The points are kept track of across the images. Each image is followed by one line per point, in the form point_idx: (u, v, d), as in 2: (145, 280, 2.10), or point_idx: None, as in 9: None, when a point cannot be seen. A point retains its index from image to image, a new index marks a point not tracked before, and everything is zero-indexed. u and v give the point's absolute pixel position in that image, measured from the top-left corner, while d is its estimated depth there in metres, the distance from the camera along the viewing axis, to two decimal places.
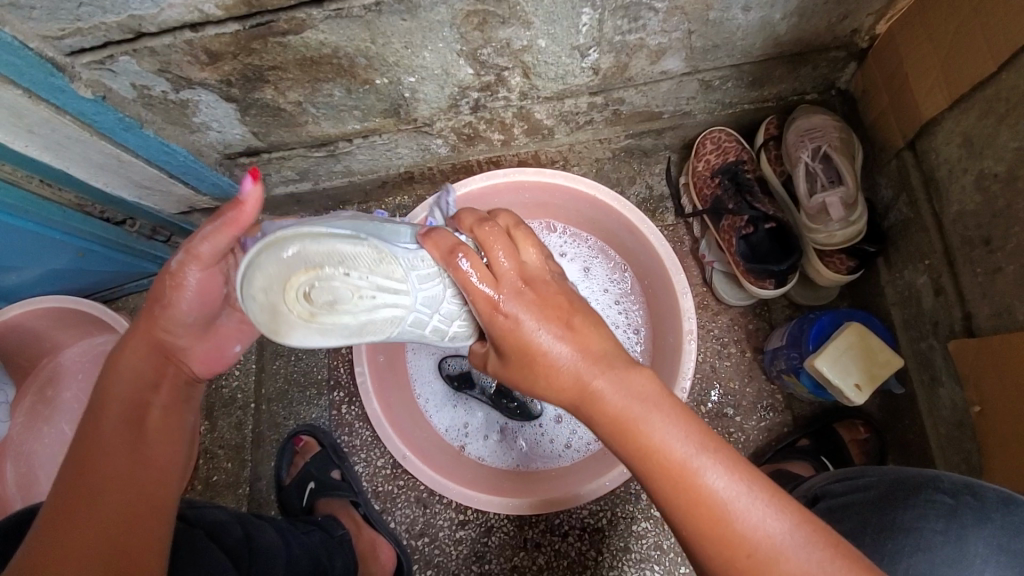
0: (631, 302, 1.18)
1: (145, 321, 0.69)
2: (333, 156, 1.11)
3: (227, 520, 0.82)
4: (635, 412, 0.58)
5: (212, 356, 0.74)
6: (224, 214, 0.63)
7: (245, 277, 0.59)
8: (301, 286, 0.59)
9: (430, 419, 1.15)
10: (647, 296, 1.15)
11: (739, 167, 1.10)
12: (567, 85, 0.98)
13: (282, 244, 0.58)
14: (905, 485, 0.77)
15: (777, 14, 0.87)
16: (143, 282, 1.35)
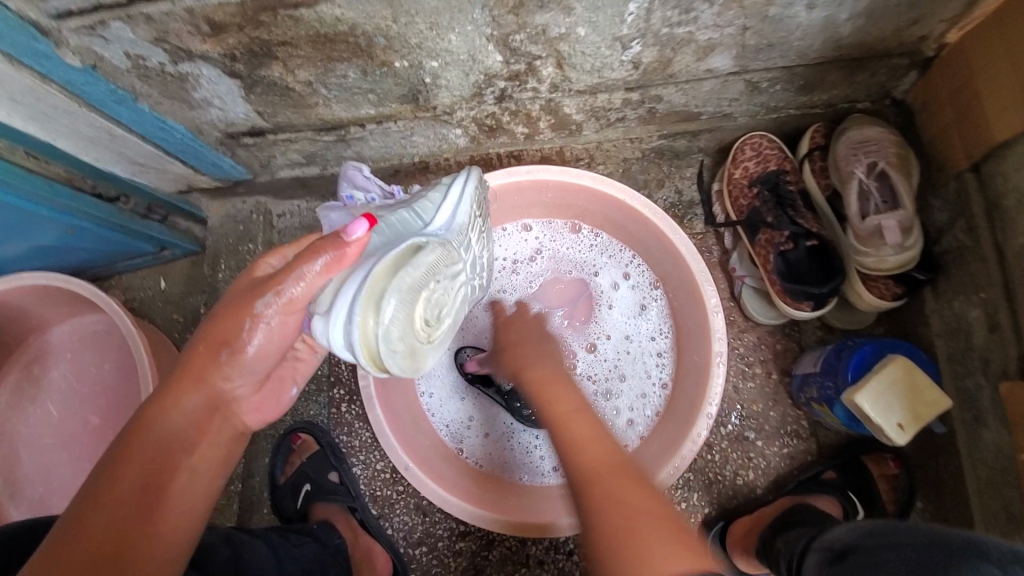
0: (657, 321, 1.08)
1: (196, 361, 0.61)
2: (344, 141, 1.03)
3: (215, 535, 0.76)
4: (569, 381, 0.79)
5: (264, 405, 0.69)
6: (320, 253, 0.59)
7: (384, 334, 0.63)
8: (422, 313, 0.66)
9: (433, 411, 1.08)
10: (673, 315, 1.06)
11: (780, 177, 1.02)
12: (603, 78, 0.90)
13: (396, 290, 0.63)
14: (939, 549, 0.59)
15: (843, 14, 0.79)
16: (138, 262, 1.28)
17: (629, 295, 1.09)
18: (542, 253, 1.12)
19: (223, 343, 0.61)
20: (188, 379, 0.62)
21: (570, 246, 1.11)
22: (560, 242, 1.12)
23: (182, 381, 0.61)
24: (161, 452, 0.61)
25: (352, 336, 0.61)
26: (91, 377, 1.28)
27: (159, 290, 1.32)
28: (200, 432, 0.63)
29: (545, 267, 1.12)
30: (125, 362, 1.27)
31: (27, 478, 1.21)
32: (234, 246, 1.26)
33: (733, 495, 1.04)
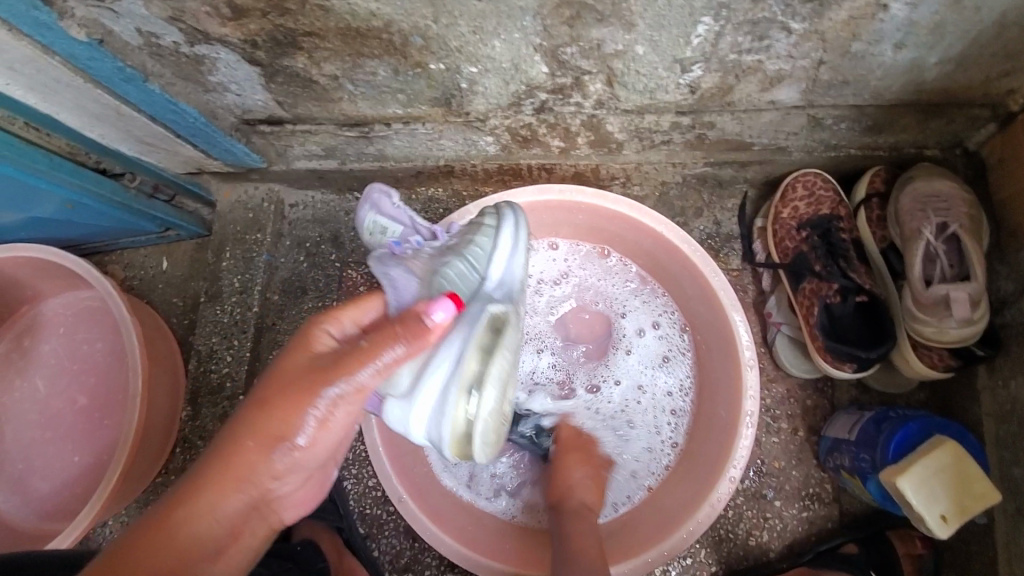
0: (679, 372, 1.00)
1: (237, 458, 0.54)
2: (366, 138, 0.96)
3: None
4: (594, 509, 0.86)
5: (307, 498, 0.62)
6: (405, 338, 0.56)
7: (475, 419, 0.66)
8: (505, 399, 0.70)
9: None
10: (698, 366, 0.99)
11: (833, 223, 0.94)
12: (654, 100, 0.82)
13: (485, 376, 0.67)
14: None
15: (933, 56, 0.70)
16: (141, 240, 1.22)
17: (654, 340, 1.02)
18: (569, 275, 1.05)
19: (272, 438, 0.55)
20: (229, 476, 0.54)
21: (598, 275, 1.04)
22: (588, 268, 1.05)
23: (225, 476, 0.54)
24: (185, 559, 0.53)
25: (443, 422, 0.65)
26: (82, 355, 1.22)
27: (161, 271, 1.26)
28: (234, 534, 0.56)
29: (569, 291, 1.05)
30: (119, 342, 1.22)
31: (9, 453, 1.17)
32: (242, 233, 1.16)
33: (743, 556, 0.97)
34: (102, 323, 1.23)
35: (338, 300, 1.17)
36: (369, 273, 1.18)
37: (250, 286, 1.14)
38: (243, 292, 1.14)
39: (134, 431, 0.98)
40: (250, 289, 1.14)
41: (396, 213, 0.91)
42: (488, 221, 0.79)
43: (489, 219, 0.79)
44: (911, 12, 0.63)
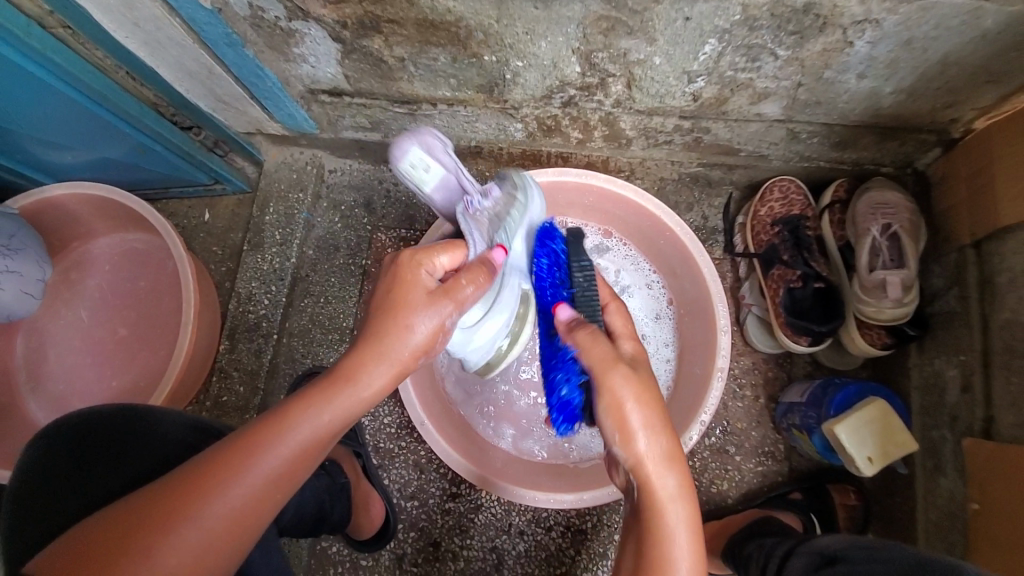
0: (664, 340, 1.17)
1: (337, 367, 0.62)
2: (412, 115, 1.11)
3: None
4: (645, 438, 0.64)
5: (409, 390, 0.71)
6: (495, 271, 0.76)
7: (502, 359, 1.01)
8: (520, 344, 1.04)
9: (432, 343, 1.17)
10: (681, 334, 1.15)
11: (801, 222, 1.11)
12: (664, 104, 0.99)
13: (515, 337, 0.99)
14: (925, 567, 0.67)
15: (887, 87, 0.88)
16: (189, 190, 1.35)
17: (645, 308, 1.19)
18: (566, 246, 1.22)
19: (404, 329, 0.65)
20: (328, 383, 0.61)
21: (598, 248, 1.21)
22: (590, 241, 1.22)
23: (372, 354, 0.63)
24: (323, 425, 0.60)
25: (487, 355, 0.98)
26: (125, 291, 1.34)
27: (202, 221, 1.38)
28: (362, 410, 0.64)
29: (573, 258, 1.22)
30: (161, 282, 1.34)
31: (52, 375, 1.28)
32: (285, 191, 1.28)
33: (706, 501, 1.14)
34: (144, 264, 1.35)
35: (368, 259, 1.31)
36: (397, 237, 1.31)
37: (290, 240, 1.26)
38: (282, 245, 1.27)
39: (183, 354, 1.11)
40: (290, 241, 1.27)
41: (442, 158, 0.82)
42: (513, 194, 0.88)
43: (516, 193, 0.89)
44: (871, 50, 0.80)
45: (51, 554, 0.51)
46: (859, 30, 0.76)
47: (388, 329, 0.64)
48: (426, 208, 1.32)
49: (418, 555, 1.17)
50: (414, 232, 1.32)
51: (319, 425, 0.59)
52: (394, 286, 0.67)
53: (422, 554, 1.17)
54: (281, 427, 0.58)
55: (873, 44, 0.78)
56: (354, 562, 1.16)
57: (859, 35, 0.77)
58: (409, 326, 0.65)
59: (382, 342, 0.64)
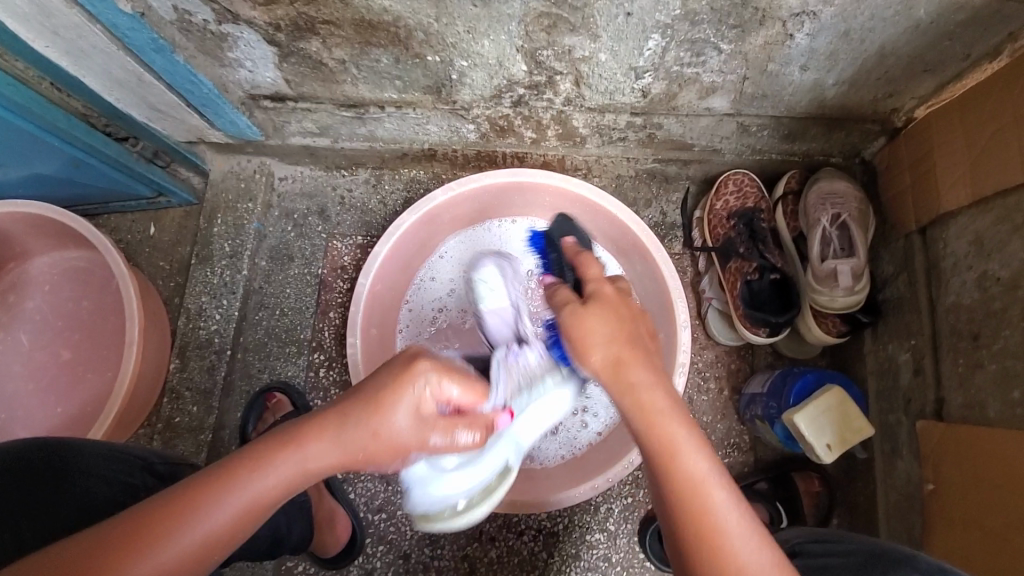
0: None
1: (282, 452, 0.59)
2: (360, 119, 1.08)
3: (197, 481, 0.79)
4: (626, 367, 0.65)
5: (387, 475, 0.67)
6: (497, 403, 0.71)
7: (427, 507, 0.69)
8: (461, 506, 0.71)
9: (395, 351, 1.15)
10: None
11: (755, 215, 1.12)
12: (615, 101, 0.98)
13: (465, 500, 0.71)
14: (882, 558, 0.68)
15: (830, 79, 0.89)
16: (131, 204, 1.29)
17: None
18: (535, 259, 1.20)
19: (380, 420, 0.61)
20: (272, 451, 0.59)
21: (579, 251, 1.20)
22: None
23: (335, 438, 0.60)
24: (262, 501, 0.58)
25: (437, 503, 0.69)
26: (67, 312, 1.27)
27: (147, 235, 1.32)
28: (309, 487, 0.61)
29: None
30: (105, 302, 1.28)
31: None
32: (233, 202, 1.24)
33: None
34: (86, 283, 1.28)
35: (324, 268, 1.27)
36: (353, 245, 1.28)
37: (240, 251, 1.22)
38: (233, 257, 1.22)
39: (129, 376, 1.06)
40: (241, 254, 1.22)
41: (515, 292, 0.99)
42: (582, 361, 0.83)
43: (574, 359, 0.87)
44: (811, 42, 0.80)
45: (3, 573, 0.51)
46: (798, 22, 0.76)
47: (357, 426, 0.60)
48: (382, 214, 1.28)
49: (388, 568, 1.14)
50: (371, 239, 1.28)
51: (252, 505, 0.57)
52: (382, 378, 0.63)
53: (392, 568, 1.14)
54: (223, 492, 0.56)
55: (812, 36, 0.79)
56: None
57: (799, 27, 0.77)
58: (383, 436, 0.61)
59: (349, 442, 0.60)
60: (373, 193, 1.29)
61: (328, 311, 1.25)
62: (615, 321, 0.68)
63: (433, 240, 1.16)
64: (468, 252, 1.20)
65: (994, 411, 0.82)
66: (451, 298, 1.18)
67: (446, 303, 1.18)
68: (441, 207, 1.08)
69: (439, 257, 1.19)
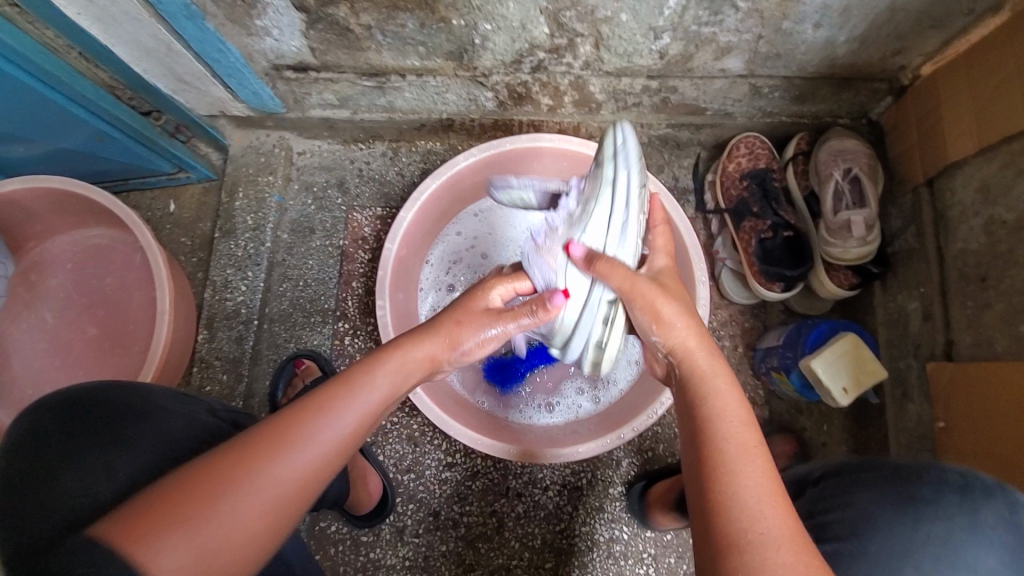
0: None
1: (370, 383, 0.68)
2: (380, 89, 1.10)
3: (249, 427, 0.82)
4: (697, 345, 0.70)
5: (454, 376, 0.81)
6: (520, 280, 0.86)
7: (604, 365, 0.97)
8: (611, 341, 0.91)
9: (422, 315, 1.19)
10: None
11: (768, 175, 1.16)
12: (633, 64, 1.01)
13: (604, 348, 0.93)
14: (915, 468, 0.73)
15: (842, 36, 0.92)
16: (152, 180, 1.30)
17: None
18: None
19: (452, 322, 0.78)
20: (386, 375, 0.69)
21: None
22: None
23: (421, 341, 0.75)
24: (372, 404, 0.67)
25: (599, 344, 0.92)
26: (91, 289, 1.29)
27: (168, 213, 1.34)
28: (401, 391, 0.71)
29: None
30: (128, 277, 1.29)
31: (19, 380, 1.23)
32: (253, 175, 1.26)
33: None
34: (108, 258, 1.30)
35: (344, 240, 1.28)
36: (373, 216, 1.29)
37: (263, 224, 1.24)
38: (255, 230, 1.24)
39: (160, 342, 1.08)
40: (263, 227, 1.24)
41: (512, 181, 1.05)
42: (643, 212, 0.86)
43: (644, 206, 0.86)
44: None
45: (155, 489, 0.54)
46: None
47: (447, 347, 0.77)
48: (400, 186, 1.30)
49: (419, 526, 1.17)
50: (390, 210, 1.30)
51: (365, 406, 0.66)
52: (450, 323, 0.78)
53: (422, 525, 1.18)
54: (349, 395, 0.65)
55: None
56: (354, 539, 1.17)
57: None
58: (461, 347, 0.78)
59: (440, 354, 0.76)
60: (391, 165, 1.30)
61: (352, 281, 1.27)
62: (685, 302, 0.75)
63: (454, 206, 1.19)
64: (494, 216, 1.23)
65: (1002, 347, 0.86)
66: (472, 256, 1.22)
67: (466, 258, 1.22)
68: (464, 173, 1.11)
69: (464, 218, 1.23)
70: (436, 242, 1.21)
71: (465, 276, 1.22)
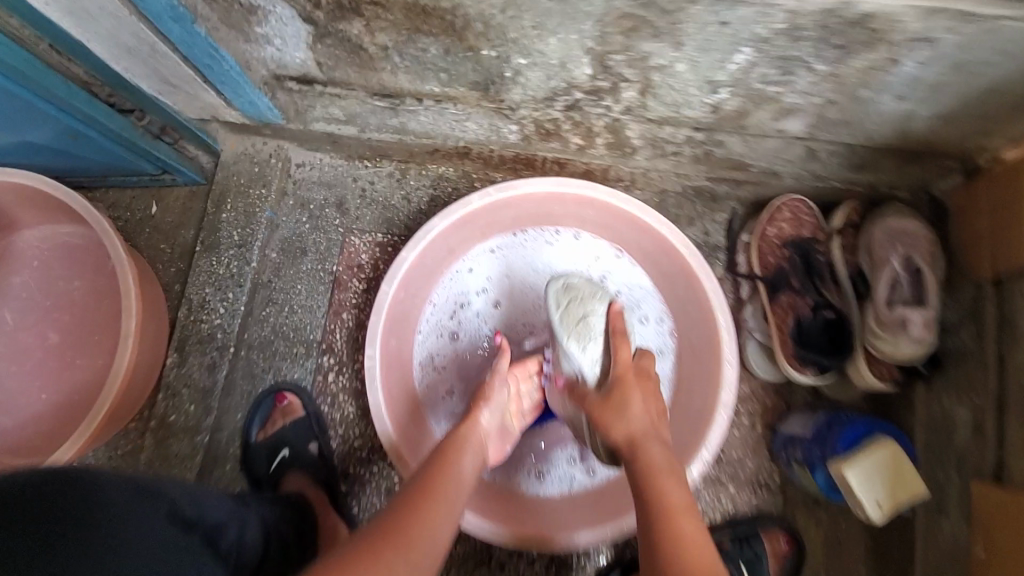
0: (665, 369, 1.05)
1: (464, 461, 0.78)
2: (393, 110, 0.98)
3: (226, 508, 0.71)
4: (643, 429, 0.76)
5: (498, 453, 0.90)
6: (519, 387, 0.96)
7: None
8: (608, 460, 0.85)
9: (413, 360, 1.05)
10: (681, 362, 1.04)
11: (812, 247, 1.04)
12: (680, 114, 0.89)
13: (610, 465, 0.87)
14: None
15: (923, 111, 0.81)
16: (133, 179, 1.18)
17: (654, 334, 1.06)
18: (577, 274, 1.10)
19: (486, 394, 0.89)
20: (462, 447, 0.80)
21: (623, 274, 1.09)
22: (612, 266, 1.10)
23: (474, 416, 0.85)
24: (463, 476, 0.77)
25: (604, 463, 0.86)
26: (55, 291, 1.17)
27: (148, 215, 1.21)
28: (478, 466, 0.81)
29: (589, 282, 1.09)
30: (98, 282, 1.17)
31: None
32: (244, 186, 1.14)
33: None
34: (76, 258, 1.18)
35: (338, 266, 1.16)
36: (371, 242, 1.17)
37: (250, 241, 1.13)
38: (240, 246, 1.12)
39: (121, 373, 0.97)
40: (250, 244, 1.12)
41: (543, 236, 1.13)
42: (587, 343, 0.87)
43: (590, 331, 0.87)
44: (917, 71, 0.72)
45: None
46: (911, 49, 0.68)
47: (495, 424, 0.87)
48: (404, 212, 1.18)
49: None
50: (391, 237, 1.17)
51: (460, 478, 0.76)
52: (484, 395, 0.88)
53: None
54: (445, 469, 0.76)
55: (922, 65, 0.70)
56: None
57: (909, 54, 0.68)
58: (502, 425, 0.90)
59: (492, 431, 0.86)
60: (397, 188, 1.18)
61: (341, 313, 1.14)
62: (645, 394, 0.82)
63: (463, 244, 1.06)
64: (510, 257, 1.09)
65: None
66: (479, 298, 1.09)
67: (472, 300, 1.09)
68: (478, 213, 0.99)
69: (478, 254, 1.09)
70: (440, 277, 1.07)
71: (468, 319, 1.08)
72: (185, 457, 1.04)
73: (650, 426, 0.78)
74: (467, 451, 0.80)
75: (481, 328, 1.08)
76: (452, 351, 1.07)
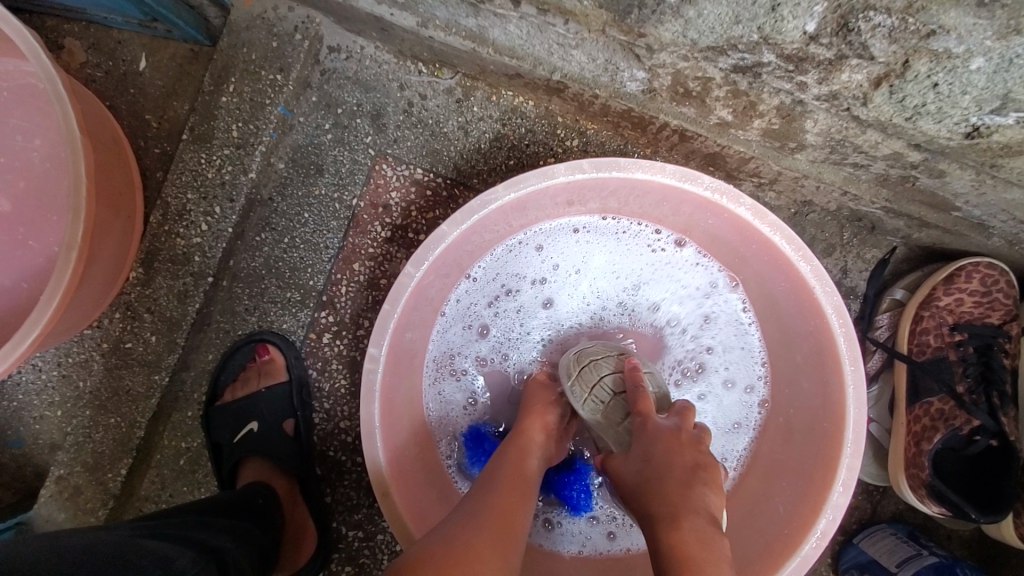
0: (740, 448, 0.82)
1: (527, 461, 0.63)
2: (472, 7, 0.65)
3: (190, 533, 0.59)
4: (683, 484, 0.52)
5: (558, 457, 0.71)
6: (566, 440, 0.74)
7: None
8: None
9: (434, 351, 0.82)
10: (762, 446, 0.80)
11: (998, 341, 0.77)
12: (909, 124, 0.57)
13: None
14: None
15: None
16: (115, 18, 0.88)
17: (735, 404, 0.82)
18: (670, 293, 0.84)
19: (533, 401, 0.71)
20: (523, 455, 0.63)
21: (725, 323, 0.83)
22: (716, 304, 0.83)
23: (529, 422, 0.67)
24: (523, 488, 0.60)
25: None
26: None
27: (133, 72, 0.93)
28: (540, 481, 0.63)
29: (683, 311, 0.84)
30: (52, 142, 0.89)
31: None
32: (256, 64, 0.83)
33: None
34: (30, 106, 0.89)
35: (359, 199, 0.89)
36: (408, 178, 0.89)
37: (251, 141, 0.84)
38: (239, 146, 0.84)
39: (69, 278, 0.70)
40: (252, 144, 0.84)
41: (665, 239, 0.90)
42: (603, 410, 0.66)
43: (606, 397, 0.67)
44: None
45: None
46: None
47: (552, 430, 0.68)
48: (457, 146, 0.88)
49: None
50: (433, 177, 0.89)
51: (515, 488, 0.59)
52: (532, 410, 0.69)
53: None
54: (499, 481, 0.60)
55: None
56: None
57: None
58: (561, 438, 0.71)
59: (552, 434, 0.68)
60: (453, 112, 0.87)
61: (354, 260, 0.90)
62: (686, 449, 0.55)
63: (531, 219, 0.79)
64: (595, 244, 0.83)
65: None
66: (538, 289, 0.84)
67: (527, 289, 0.84)
68: (555, 190, 0.71)
69: (555, 231, 0.82)
70: (492, 248, 0.81)
71: (507, 312, 0.84)
72: (138, 396, 0.85)
73: (682, 483, 0.52)
74: (531, 450, 0.64)
75: (522, 330, 0.85)
76: (475, 349, 0.84)
